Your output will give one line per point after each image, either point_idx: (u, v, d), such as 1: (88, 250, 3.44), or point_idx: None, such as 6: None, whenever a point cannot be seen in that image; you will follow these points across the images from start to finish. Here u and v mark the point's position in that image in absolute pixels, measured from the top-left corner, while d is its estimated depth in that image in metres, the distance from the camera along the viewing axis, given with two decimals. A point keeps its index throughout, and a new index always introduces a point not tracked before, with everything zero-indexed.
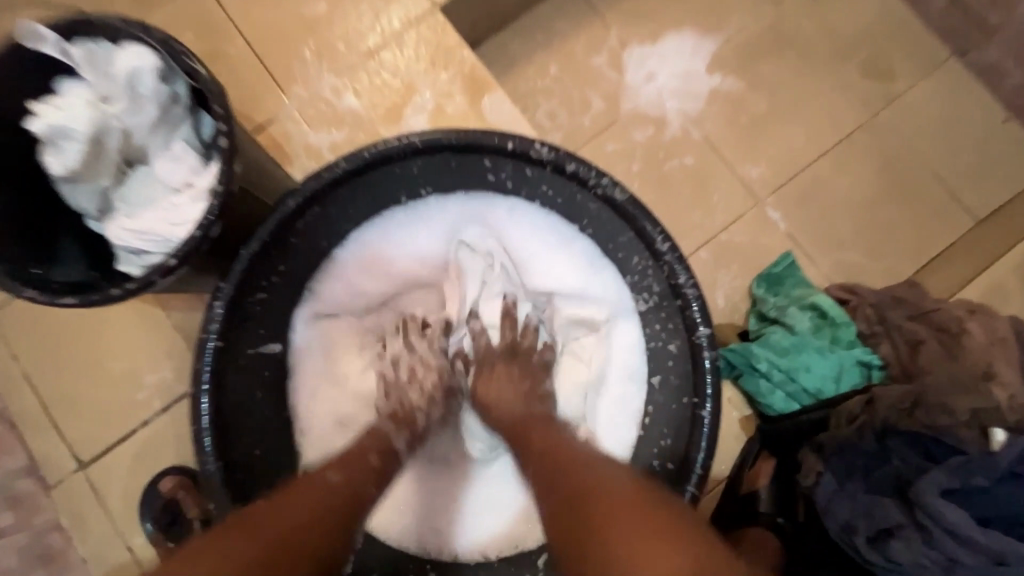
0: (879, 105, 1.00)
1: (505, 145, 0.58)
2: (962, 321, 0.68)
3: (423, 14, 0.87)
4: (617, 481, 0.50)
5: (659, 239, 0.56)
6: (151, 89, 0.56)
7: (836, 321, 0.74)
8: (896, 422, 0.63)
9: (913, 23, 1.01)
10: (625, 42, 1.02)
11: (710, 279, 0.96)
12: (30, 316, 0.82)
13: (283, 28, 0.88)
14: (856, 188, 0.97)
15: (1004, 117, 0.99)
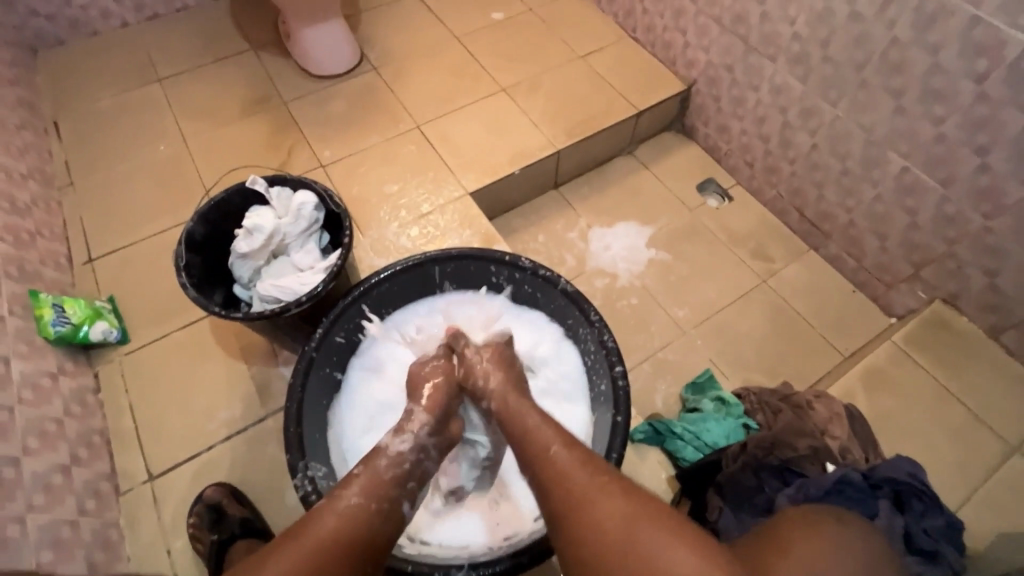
0: (764, 275, 1.45)
1: (504, 256, 0.98)
2: (810, 400, 0.99)
3: (459, 199, 1.39)
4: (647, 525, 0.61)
5: (593, 314, 0.92)
6: (309, 213, 0.98)
7: (730, 402, 1.05)
8: (763, 458, 0.90)
9: (781, 228, 1.52)
10: (590, 225, 1.52)
11: (650, 385, 1.28)
12: (149, 362, 1.13)
13: (368, 197, 1.37)
14: (753, 328, 1.37)
15: (852, 288, 1.42)
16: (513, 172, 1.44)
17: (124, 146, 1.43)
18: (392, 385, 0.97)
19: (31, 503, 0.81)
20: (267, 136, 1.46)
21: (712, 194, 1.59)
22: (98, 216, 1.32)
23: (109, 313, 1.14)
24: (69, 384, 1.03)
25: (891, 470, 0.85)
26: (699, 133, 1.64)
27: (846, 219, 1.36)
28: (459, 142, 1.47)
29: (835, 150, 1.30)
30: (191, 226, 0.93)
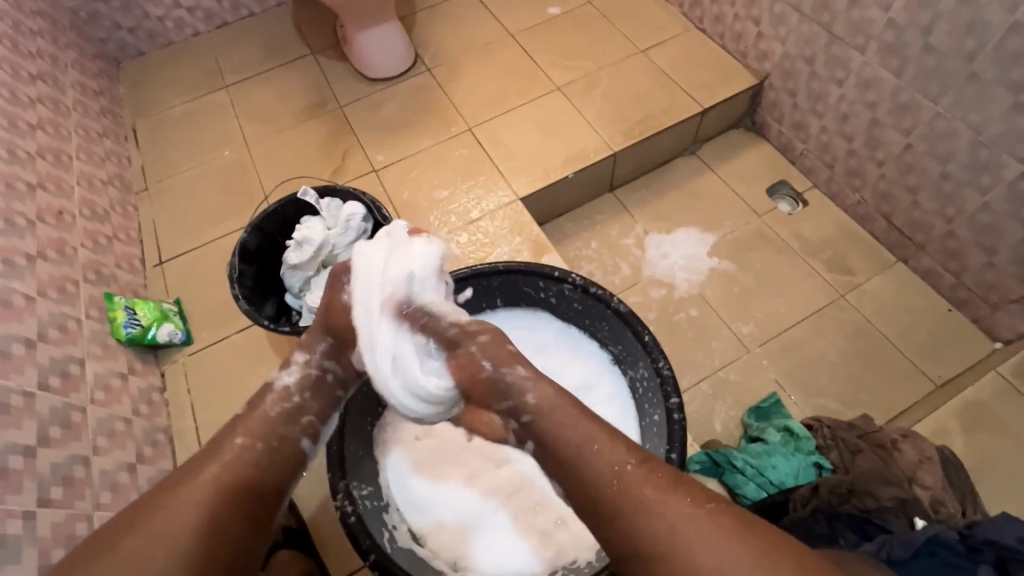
0: (843, 290, 1.31)
1: (553, 272, 0.94)
2: (895, 441, 0.88)
3: (510, 203, 1.35)
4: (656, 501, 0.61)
5: (646, 335, 0.86)
6: (357, 224, 0.97)
7: (800, 436, 0.95)
8: (838, 507, 0.80)
9: (864, 236, 1.37)
10: (647, 231, 1.44)
11: (709, 407, 1.20)
12: (209, 362, 1.18)
13: (419, 202, 1.36)
14: (827, 348, 1.24)
15: (948, 306, 1.26)
16: (566, 175, 1.38)
17: (193, 152, 1.50)
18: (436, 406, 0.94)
19: (98, 501, 0.85)
20: (324, 140, 1.48)
21: (784, 198, 1.46)
22: (169, 220, 1.39)
23: (175, 315, 1.20)
24: (138, 383, 1.09)
25: (995, 531, 0.73)
26: (771, 130, 1.51)
27: (944, 229, 1.20)
28: (510, 144, 1.43)
29: (933, 151, 1.15)
30: (245, 237, 0.95)
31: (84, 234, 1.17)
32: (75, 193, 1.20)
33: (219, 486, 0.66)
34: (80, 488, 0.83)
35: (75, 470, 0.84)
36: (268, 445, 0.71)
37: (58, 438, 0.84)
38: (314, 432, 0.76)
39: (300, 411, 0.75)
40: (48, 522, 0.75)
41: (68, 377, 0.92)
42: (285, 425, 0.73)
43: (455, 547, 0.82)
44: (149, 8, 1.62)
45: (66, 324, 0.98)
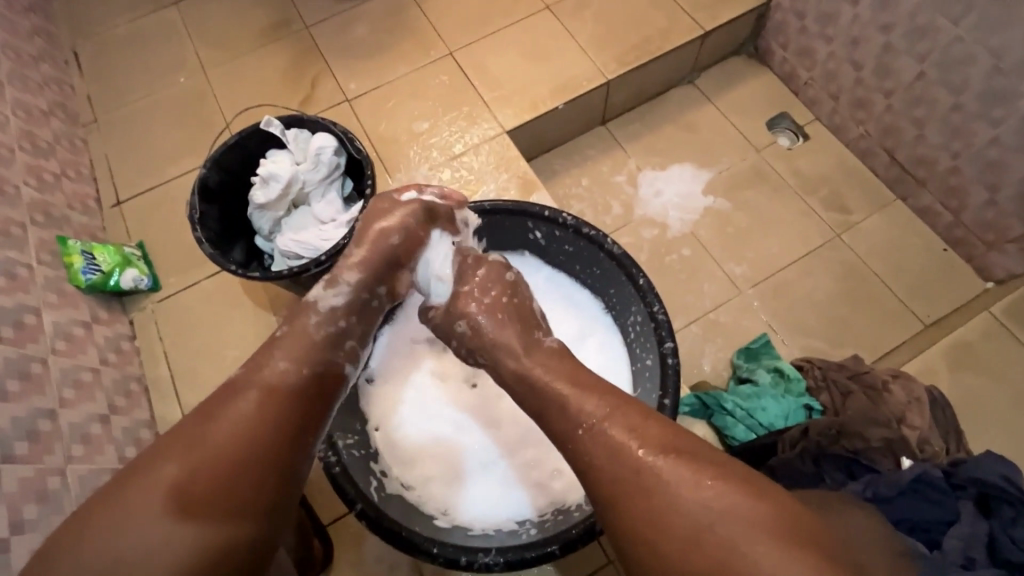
0: (839, 229, 1.27)
1: (543, 211, 0.87)
2: (885, 381, 0.88)
3: (495, 137, 1.26)
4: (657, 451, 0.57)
5: (641, 279, 0.82)
6: (328, 158, 0.89)
7: (790, 377, 0.94)
8: (827, 447, 0.81)
9: (864, 173, 1.32)
10: (640, 167, 1.36)
11: (698, 348, 1.18)
12: (179, 309, 1.12)
13: (397, 136, 1.26)
14: (820, 289, 1.22)
15: (943, 246, 1.24)
16: (556, 106, 1.28)
17: (144, 78, 1.35)
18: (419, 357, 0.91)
19: (70, 454, 0.82)
20: (289, 65, 1.34)
21: (783, 132, 1.39)
22: (123, 156, 1.27)
23: (138, 260, 1.12)
24: (104, 332, 1.03)
25: (978, 469, 0.74)
26: (775, 57, 1.41)
27: (947, 165, 1.15)
28: (495, 71, 1.31)
29: (946, 80, 1.08)
30: (205, 173, 0.86)
31: (27, 170, 1.06)
32: (12, 125, 1.08)
33: (266, 413, 0.61)
34: (48, 442, 0.79)
35: (40, 425, 0.80)
36: (311, 369, 0.67)
37: (17, 392, 0.79)
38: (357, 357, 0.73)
39: (344, 335, 0.71)
40: (15, 479, 0.72)
41: (22, 327, 0.85)
42: (328, 352, 0.69)
43: (448, 495, 0.82)
44: None
45: (15, 270, 0.90)
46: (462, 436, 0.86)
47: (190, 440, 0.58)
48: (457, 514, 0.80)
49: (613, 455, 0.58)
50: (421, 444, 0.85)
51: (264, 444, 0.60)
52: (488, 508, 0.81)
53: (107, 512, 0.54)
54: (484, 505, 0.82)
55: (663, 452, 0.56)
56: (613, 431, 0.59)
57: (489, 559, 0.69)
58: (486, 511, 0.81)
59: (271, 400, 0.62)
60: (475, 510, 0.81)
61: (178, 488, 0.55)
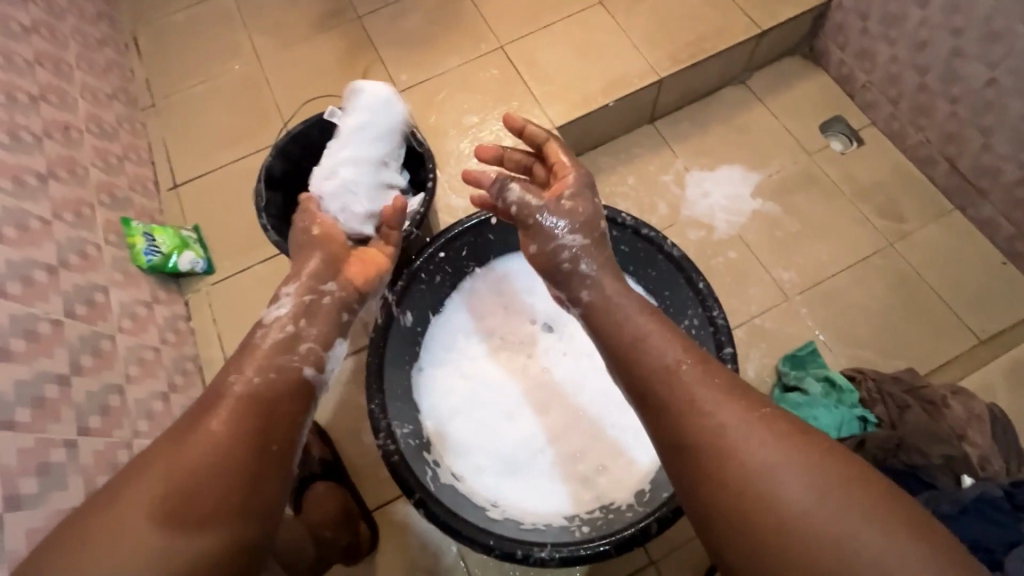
0: (892, 238, 1.24)
1: (601, 210, 0.87)
2: (945, 397, 0.86)
3: None
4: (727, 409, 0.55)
5: (700, 283, 0.81)
6: (390, 150, 0.90)
7: (843, 389, 0.92)
8: (883, 461, 0.81)
9: (921, 181, 1.29)
10: (688, 167, 1.35)
11: (743, 353, 1.17)
12: (233, 293, 1.15)
13: (447, 128, 1.27)
14: (871, 298, 1.20)
15: (1002, 259, 1.20)
16: (606, 104, 1.27)
17: (200, 64, 1.38)
18: (471, 350, 0.92)
19: (137, 429, 0.85)
20: (342, 55, 1.35)
21: (837, 136, 1.36)
22: (180, 140, 1.30)
23: (195, 243, 1.15)
24: (163, 312, 1.06)
25: None
26: (832, 59, 1.37)
27: (1014, 176, 1.12)
28: (547, 67, 1.31)
29: (1021, 88, 1.04)
30: (271, 162, 0.88)
31: (94, 153, 1.09)
32: (80, 108, 1.11)
33: (232, 422, 0.57)
34: (117, 416, 0.83)
35: (111, 400, 0.83)
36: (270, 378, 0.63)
37: (91, 367, 0.82)
38: (317, 359, 0.68)
39: (296, 338, 0.67)
40: (90, 451, 0.75)
41: (93, 305, 0.89)
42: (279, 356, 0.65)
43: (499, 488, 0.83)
44: None
45: (86, 250, 0.94)
46: (512, 430, 0.87)
47: (165, 449, 0.54)
48: (508, 506, 0.82)
49: (684, 416, 0.57)
50: (473, 436, 0.87)
51: (249, 443, 0.57)
52: (538, 502, 0.83)
53: (76, 539, 0.49)
54: (535, 498, 0.83)
55: (736, 407, 0.55)
56: (686, 388, 0.58)
57: (544, 554, 0.70)
58: (537, 505, 0.82)
59: (242, 405, 0.59)
60: (526, 503, 0.82)
61: (160, 501, 0.51)
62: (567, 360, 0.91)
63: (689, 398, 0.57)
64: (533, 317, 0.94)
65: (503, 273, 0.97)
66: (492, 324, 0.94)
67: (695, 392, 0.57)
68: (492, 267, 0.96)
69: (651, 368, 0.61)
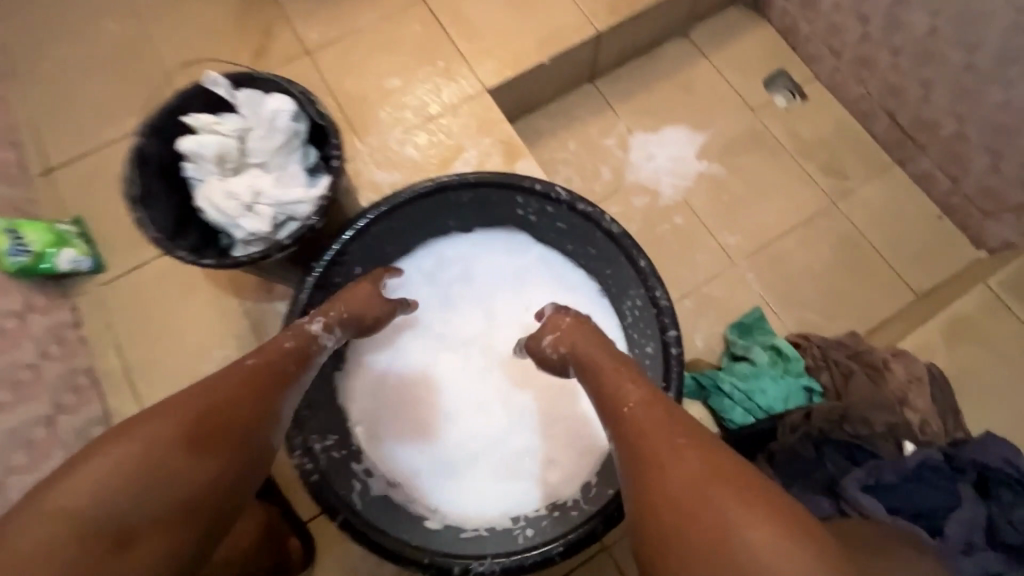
0: (835, 196, 1.23)
1: (534, 185, 0.79)
2: (886, 360, 0.86)
3: (476, 96, 1.14)
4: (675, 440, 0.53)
5: (641, 262, 0.75)
6: (285, 124, 0.78)
7: (788, 357, 0.91)
8: (829, 433, 0.78)
9: (863, 137, 1.26)
10: (631, 129, 1.27)
11: (691, 323, 1.14)
12: (128, 292, 1.01)
13: (366, 93, 1.13)
14: (815, 259, 1.18)
15: (938, 214, 1.20)
16: (541, 61, 1.17)
17: (66, 23, 1.17)
18: (404, 343, 0.84)
19: None
20: (238, 10, 1.18)
21: (781, 91, 1.31)
22: (48, 115, 1.11)
23: (76, 238, 1.00)
24: (42, 322, 0.92)
25: (981, 452, 0.73)
26: (775, 8, 1.30)
27: (952, 129, 1.10)
28: (474, 20, 1.18)
29: (960, 37, 1.01)
30: (141, 142, 0.74)
31: None
32: None
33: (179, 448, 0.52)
34: None
35: None
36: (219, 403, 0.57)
37: None
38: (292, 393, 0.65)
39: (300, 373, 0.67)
40: None
41: None
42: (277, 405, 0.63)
43: (440, 492, 0.77)
44: None
45: None
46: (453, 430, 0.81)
47: (94, 467, 0.49)
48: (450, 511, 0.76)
49: (634, 441, 0.55)
50: (409, 438, 0.80)
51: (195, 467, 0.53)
52: (482, 504, 0.77)
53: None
54: (479, 499, 0.78)
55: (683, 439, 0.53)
56: (643, 418, 0.56)
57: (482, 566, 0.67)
58: (481, 507, 0.77)
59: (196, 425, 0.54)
60: (469, 506, 0.77)
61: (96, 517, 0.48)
62: (511, 352, 0.84)
63: (643, 434, 0.55)
64: (472, 306, 0.86)
65: (437, 256, 0.87)
66: (428, 315, 0.85)
67: (646, 421, 0.56)
68: (429, 250, 0.87)
69: (615, 400, 0.60)
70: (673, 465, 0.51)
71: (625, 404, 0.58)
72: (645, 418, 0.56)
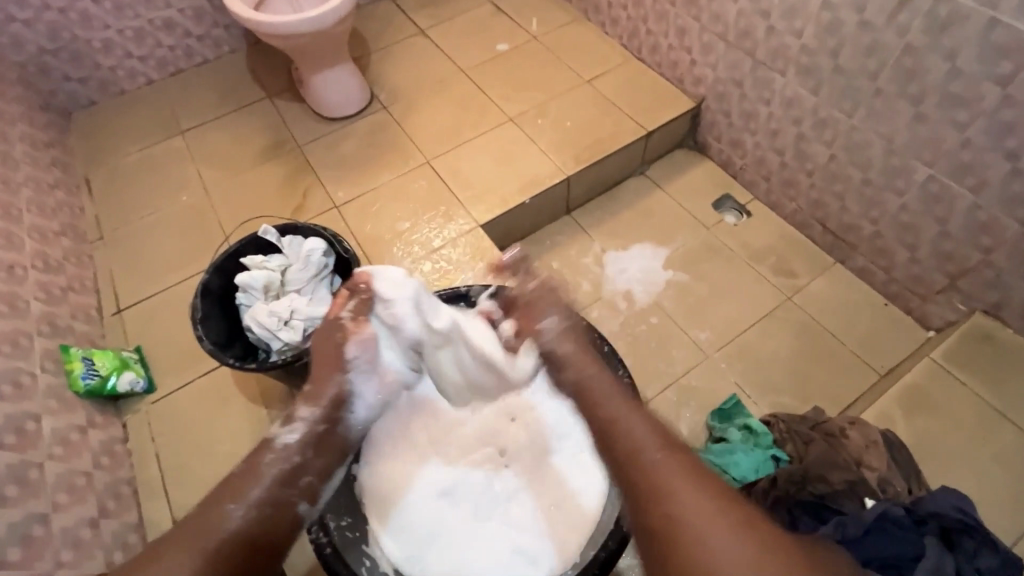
0: (789, 292, 1.40)
1: None
2: (843, 428, 0.95)
3: (471, 231, 1.39)
4: (697, 499, 0.61)
5: (604, 346, 0.92)
6: (317, 260, 1.00)
7: (758, 432, 1.01)
8: (795, 494, 0.86)
9: (805, 242, 1.47)
10: (604, 249, 1.50)
11: (675, 413, 1.24)
12: (172, 409, 1.15)
13: (382, 234, 1.39)
14: (780, 347, 1.32)
15: (884, 301, 1.36)
16: (523, 200, 1.44)
17: (151, 197, 1.49)
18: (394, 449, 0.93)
19: (60, 560, 0.82)
20: (283, 179, 1.50)
21: (728, 210, 1.55)
22: (125, 267, 1.37)
23: (136, 363, 1.18)
24: (98, 436, 1.06)
25: (936, 503, 0.79)
26: (712, 148, 1.61)
27: (871, 230, 1.31)
28: (468, 174, 1.48)
29: (854, 160, 1.26)
30: (207, 278, 0.97)
31: (37, 286, 1.15)
32: (27, 246, 1.19)
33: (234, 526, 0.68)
34: (39, 547, 0.80)
35: (34, 529, 0.81)
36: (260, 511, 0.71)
37: (15, 496, 0.81)
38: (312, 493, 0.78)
39: (299, 470, 0.77)
40: None
41: (23, 434, 0.89)
42: (283, 490, 0.74)
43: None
44: (100, 59, 1.63)
45: (20, 379, 0.96)
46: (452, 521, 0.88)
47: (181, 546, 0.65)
48: None
49: (650, 488, 0.63)
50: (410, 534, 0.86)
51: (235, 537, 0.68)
52: None
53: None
54: None
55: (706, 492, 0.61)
56: (657, 469, 0.65)
57: None
58: None
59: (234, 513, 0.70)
60: None
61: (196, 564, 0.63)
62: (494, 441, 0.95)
63: (653, 480, 0.64)
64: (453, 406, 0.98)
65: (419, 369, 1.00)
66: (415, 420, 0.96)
67: (666, 468, 0.64)
68: None
69: (629, 438, 0.69)
70: (690, 516, 0.59)
71: (646, 453, 0.67)
72: (665, 471, 0.64)
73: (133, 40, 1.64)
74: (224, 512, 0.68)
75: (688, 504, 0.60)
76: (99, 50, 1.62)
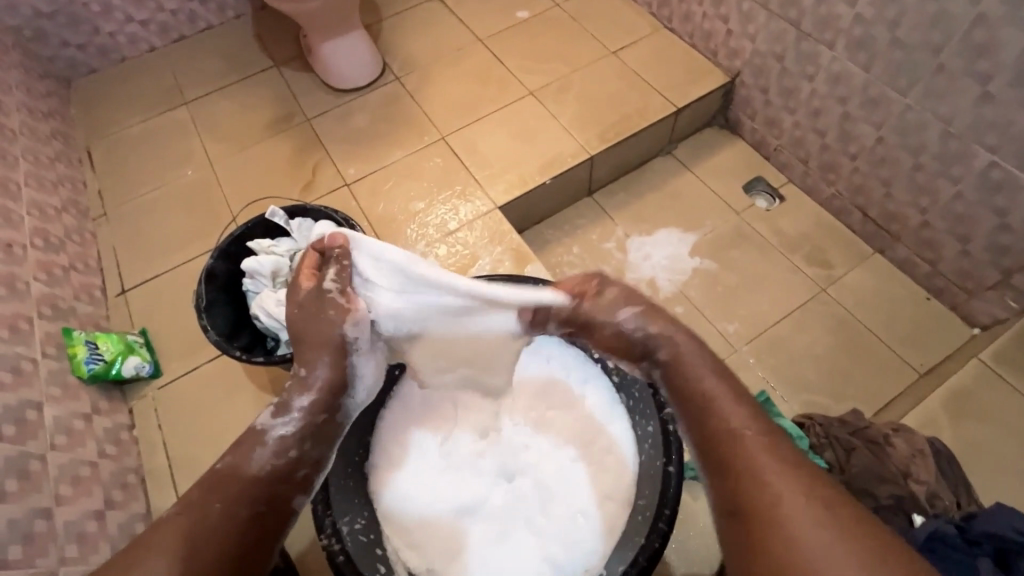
0: (823, 284, 1.32)
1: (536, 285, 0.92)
2: (887, 435, 0.89)
3: (488, 213, 1.32)
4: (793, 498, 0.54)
5: None
6: None
7: (793, 437, 0.95)
8: None
9: (842, 230, 1.38)
10: (628, 233, 1.42)
11: None
12: (179, 395, 1.12)
13: (395, 215, 1.32)
14: (813, 342, 1.25)
15: (926, 295, 1.28)
16: (545, 181, 1.36)
17: (155, 172, 1.43)
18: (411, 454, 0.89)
19: (64, 556, 0.79)
20: (292, 155, 1.43)
21: (761, 194, 1.46)
22: (129, 246, 1.32)
23: (141, 347, 1.14)
24: (103, 423, 1.02)
25: (990, 523, 0.74)
26: (746, 127, 1.51)
27: (918, 220, 1.22)
28: (486, 152, 1.40)
29: (905, 143, 1.16)
30: (212, 262, 0.91)
31: (38, 266, 1.10)
32: (26, 224, 1.13)
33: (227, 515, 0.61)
34: (41, 543, 0.77)
35: (37, 525, 0.78)
36: (254, 509, 0.64)
37: (16, 491, 0.78)
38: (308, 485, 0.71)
39: (297, 464, 0.70)
40: None
41: (23, 424, 0.85)
42: (277, 483, 0.67)
43: None
44: (99, 23, 1.55)
45: (20, 365, 0.92)
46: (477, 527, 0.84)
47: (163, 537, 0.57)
48: None
49: (742, 474, 0.57)
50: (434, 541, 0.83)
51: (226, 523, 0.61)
52: None
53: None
54: None
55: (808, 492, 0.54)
56: (752, 457, 0.58)
57: None
58: None
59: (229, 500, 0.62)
60: None
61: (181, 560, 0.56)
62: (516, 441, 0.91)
63: (745, 464, 0.58)
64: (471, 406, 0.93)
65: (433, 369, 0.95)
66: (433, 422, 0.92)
67: (761, 458, 0.58)
68: None
69: (718, 420, 0.62)
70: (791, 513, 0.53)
71: (733, 428, 0.61)
72: (761, 462, 0.57)
73: (133, 3, 1.55)
74: (207, 512, 0.60)
75: (789, 498, 0.54)
76: (98, 14, 1.53)
